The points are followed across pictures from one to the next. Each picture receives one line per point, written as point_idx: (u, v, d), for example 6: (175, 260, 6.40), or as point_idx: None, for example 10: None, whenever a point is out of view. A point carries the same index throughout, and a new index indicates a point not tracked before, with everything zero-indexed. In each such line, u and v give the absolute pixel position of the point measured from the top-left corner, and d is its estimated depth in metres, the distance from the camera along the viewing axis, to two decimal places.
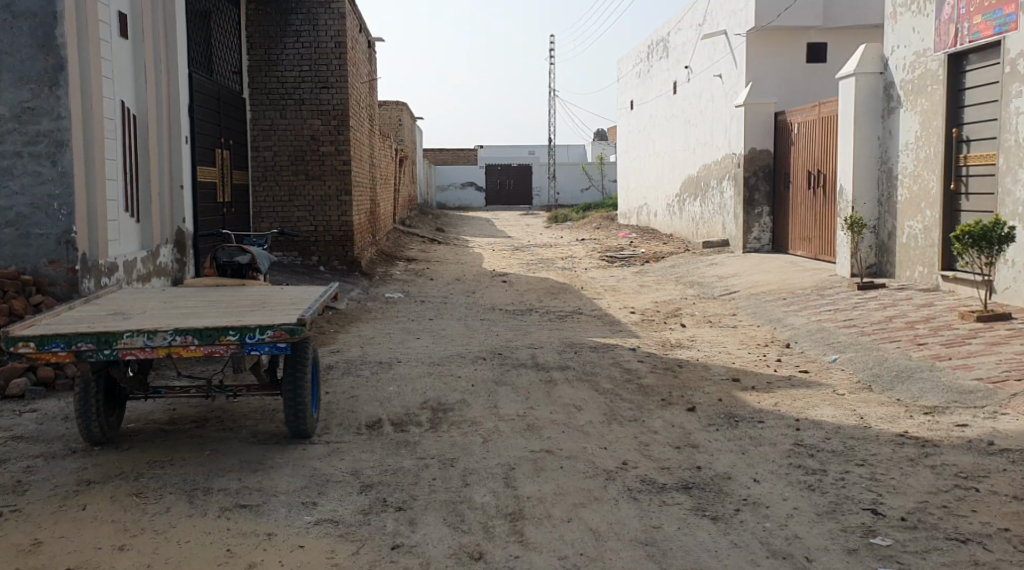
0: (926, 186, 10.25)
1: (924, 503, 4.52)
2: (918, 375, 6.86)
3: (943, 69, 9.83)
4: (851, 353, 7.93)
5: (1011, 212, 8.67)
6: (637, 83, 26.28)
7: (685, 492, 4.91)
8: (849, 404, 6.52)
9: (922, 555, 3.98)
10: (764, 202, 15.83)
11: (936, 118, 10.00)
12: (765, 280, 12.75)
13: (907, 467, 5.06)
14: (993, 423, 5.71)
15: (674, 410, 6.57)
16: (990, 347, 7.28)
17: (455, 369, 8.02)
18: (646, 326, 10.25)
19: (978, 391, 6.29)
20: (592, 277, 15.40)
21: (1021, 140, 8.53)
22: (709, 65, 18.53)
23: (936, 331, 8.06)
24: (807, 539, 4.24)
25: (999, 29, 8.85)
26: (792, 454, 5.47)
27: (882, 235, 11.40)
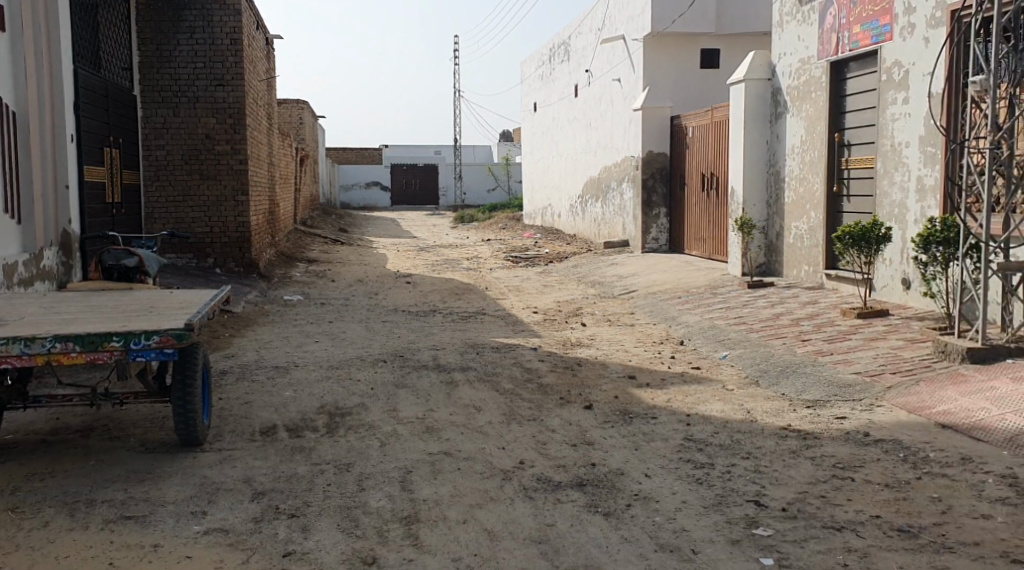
0: (811, 188, 10.69)
1: (803, 494, 4.72)
2: (802, 370, 7.16)
3: (826, 76, 10.27)
4: (740, 350, 8.20)
5: (888, 214, 9.12)
6: (540, 85, 26.55)
7: (578, 490, 4.99)
8: (737, 399, 6.75)
9: (800, 544, 4.15)
10: (661, 204, 16.26)
11: (820, 123, 10.44)
12: (662, 280, 13.07)
13: (789, 460, 5.27)
14: (870, 415, 6.00)
15: (572, 409, 6.68)
16: (868, 342, 7.65)
17: (354, 372, 7.95)
18: (547, 326, 10.37)
19: (856, 385, 6.61)
20: (496, 277, 15.48)
21: (896, 144, 8.97)
22: (609, 69, 18.86)
23: (820, 328, 8.41)
24: (694, 532, 4.37)
25: (875, 39, 9.29)
26: (682, 449, 5.63)
27: (771, 235, 11.84)
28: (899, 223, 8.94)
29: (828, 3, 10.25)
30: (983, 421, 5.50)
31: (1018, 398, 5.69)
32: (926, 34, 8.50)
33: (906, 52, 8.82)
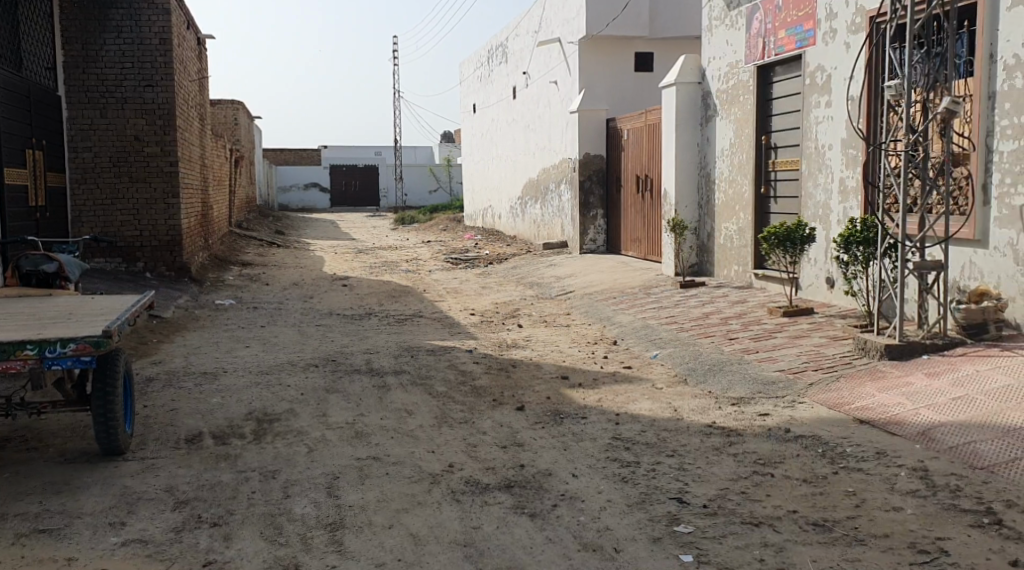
0: (740, 189, 10.90)
1: (724, 491, 4.82)
2: (729, 368, 7.30)
3: (753, 80, 10.48)
4: (671, 349, 8.32)
5: (812, 215, 9.35)
6: (478, 87, 26.58)
7: (505, 492, 5.01)
8: (666, 398, 6.86)
9: (719, 540, 4.23)
10: (599, 206, 16.38)
11: (747, 126, 10.66)
12: (598, 280, 13.19)
13: (713, 457, 5.37)
14: (791, 411, 6.15)
15: (504, 410, 6.70)
16: (792, 340, 7.83)
17: (284, 377, 7.85)
18: (483, 328, 10.37)
19: (779, 382, 6.76)
20: (433, 279, 15.44)
21: (820, 147, 9.20)
22: (545, 71, 18.97)
23: (748, 327, 8.59)
24: (617, 530, 4.43)
25: (799, 44, 9.49)
26: (610, 448, 5.69)
27: (702, 236, 12.04)
28: (822, 223, 9.17)
29: (755, 9, 10.45)
30: (898, 416, 5.68)
31: (931, 393, 5.87)
32: (847, 39, 8.72)
33: (828, 56, 9.04)
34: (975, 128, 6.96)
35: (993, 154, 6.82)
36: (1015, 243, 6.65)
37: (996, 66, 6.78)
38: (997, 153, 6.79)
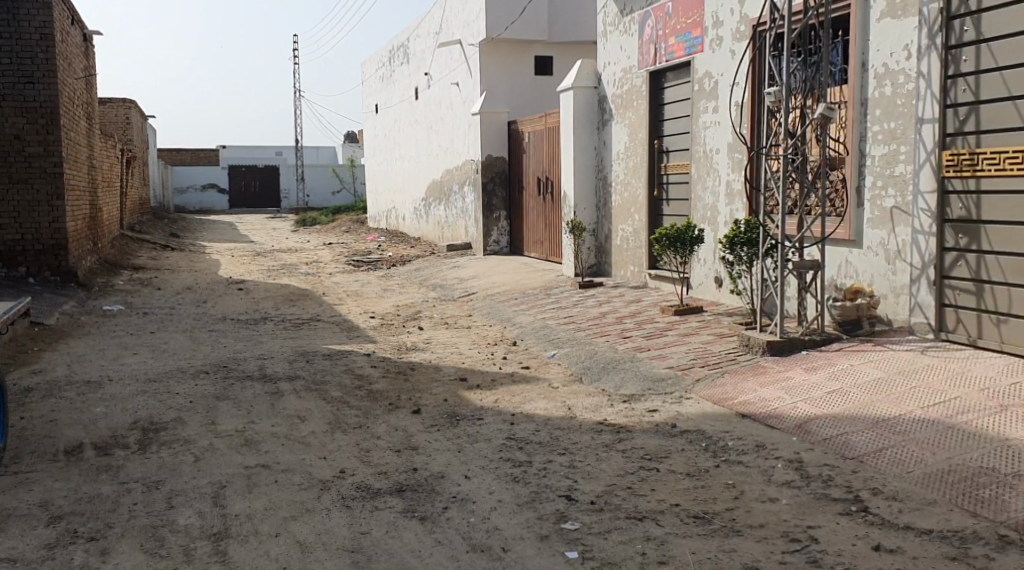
0: (635, 191, 11.14)
1: (611, 486, 4.92)
2: (621, 367, 7.45)
3: (646, 85, 10.72)
4: (567, 349, 8.43)
5: (702, 216, 9.63)
6: (380, 87, 26.38)
7: (396, 495, 4.98)
8: (561, 397, 6.95)
9: (604, 535, 4.32)
10: (501, 207, 16.46)
11: (641, 130, 10.90)
12: (499, 282, 13.26)
13: (602, 454, 5.47)
14: (678, 407, 6.33)
15: (399, 414, 6.66)
16: (682, 338, 8.05)
17: (173, 385, 7.63)
18: (383, 331, 10.31)
19: (668, 378, 6.95)
20: (334, 282, 15.23)
21: (708, 151, 9.48)
22: (446, 73, 18.97)
23: (641, 325, 8.79)
24: (505, 530, 4.46)
25: (688, 51, 9.75)
26: (503, 448, 5.74)
27: (600, 237, 12.24)
28: (711, 224, 9.46)
29: (647, 15, 10.68)
30: (778, 410, 5.90)
31: (809, 387, 6.14)
32: (732, 47, 9.01)
33: (715, 63, 9.33)
34: (850, 133, 7.29)
35: (865, 158, 7.16)
36: (886, 243, 6.99)
37: (867, 74, 7.12)
38: (869, 157, 7.12)
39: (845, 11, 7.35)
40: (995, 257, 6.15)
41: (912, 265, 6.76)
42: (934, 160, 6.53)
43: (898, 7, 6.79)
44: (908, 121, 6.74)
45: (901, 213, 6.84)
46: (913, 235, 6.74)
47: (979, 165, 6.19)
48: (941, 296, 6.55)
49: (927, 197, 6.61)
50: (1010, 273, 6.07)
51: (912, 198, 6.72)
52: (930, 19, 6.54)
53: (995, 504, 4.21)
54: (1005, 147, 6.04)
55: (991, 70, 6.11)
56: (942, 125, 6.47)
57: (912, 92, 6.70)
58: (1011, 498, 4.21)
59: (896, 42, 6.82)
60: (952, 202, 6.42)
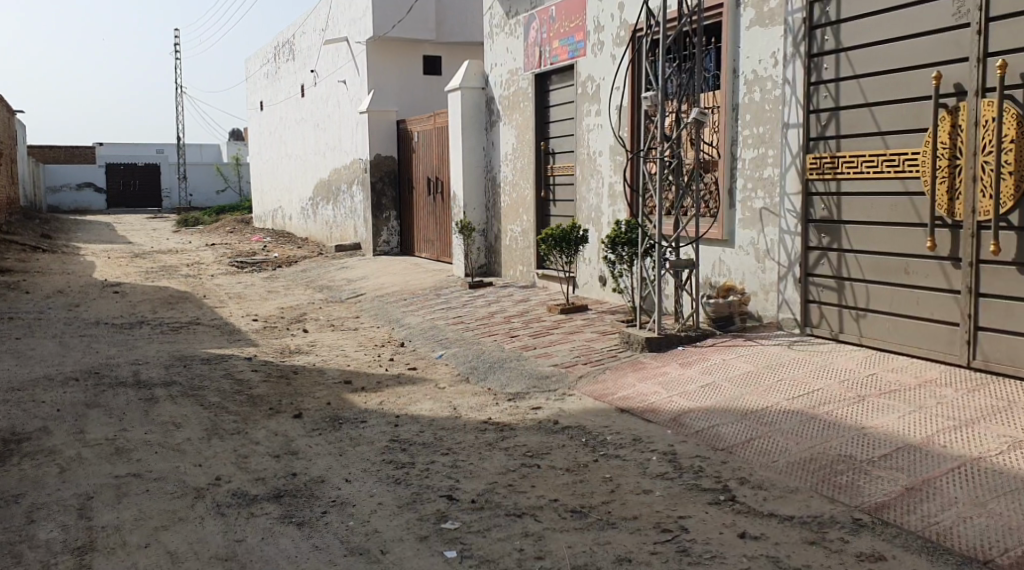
0: (522, 192, 11.25)
1: (492, 484, 4.96)
2: (507, 365, 7.51)
3: (531, 87, 10.85)
4: (454, 349, 8.44)
5: (587, 217, 9.80)
6: (265, 84, 25.79)
7: (274, 501, 4.89)
8: (447, 397, 6.95)
9: (483, 533, 4.35)
10: (390, 207, 16.33)
11: (528, 132, 11.02)
12: (388, 282, 13.16)
13: (485, 453, 5.51)
14: (561, 404, 6.43)
15: (280, 418, 6.53)
16: (566, 336, 8.18)
17: (39, 394, 7.26)
18: (266, 334, 10.07)
19: (552, 376, 7.05)
20: (216, 284, 14.77)
21: (592, 153, 9.66)
22: (334, 71, 18.68)
23: (528, 324, 8.88)
24: (385, 532, 4.44)
25: (571, 54, 9.91)
26: (386, 450, 5.70)
27: (490, 237, 12.31)
28: (595, 224, 9.65)
29: (531, 18, 10.80)
30: (655, 404, 6.07)
31: (685, 381, 6.34)
32: (612, 51, 9.21)
33: (596, 67, 9.52)
34: (722, 137, 7.58)
35: (737, 162, 7.45)
36: (756, 242, 7.30)
37: (738, 80, 7.42)
38: (740, 160, 7.42)
39: (718, 19, 7.64)
40: (854, 255, 6.47)
41: (780, 263, 7.08)
42: (799, 163, 6.84)
43: (766, 16, 7.09)
44: (775, 125, 7.05)
45: (770, 214, 7.14)
46: (780, 235, 7.05)
47: (839, 168, 6.51)
48: (806, 292, 6.88)
49: (793, 199, 6.92)
50: (868, 270, 6.38)
51: (779, 199, 7.04)
52: (794, 28, 6.85)
53: (851, 490, 4.44)
54: (861, 151, 6.35)
55: (849, 78, 6.43)
56: (806, 130, 6.79)
57: (779, 97, 7.01)
58: (865, 483, 4.45)
59: (764, 49, 7.12)
60: (815, 203, 6.74)
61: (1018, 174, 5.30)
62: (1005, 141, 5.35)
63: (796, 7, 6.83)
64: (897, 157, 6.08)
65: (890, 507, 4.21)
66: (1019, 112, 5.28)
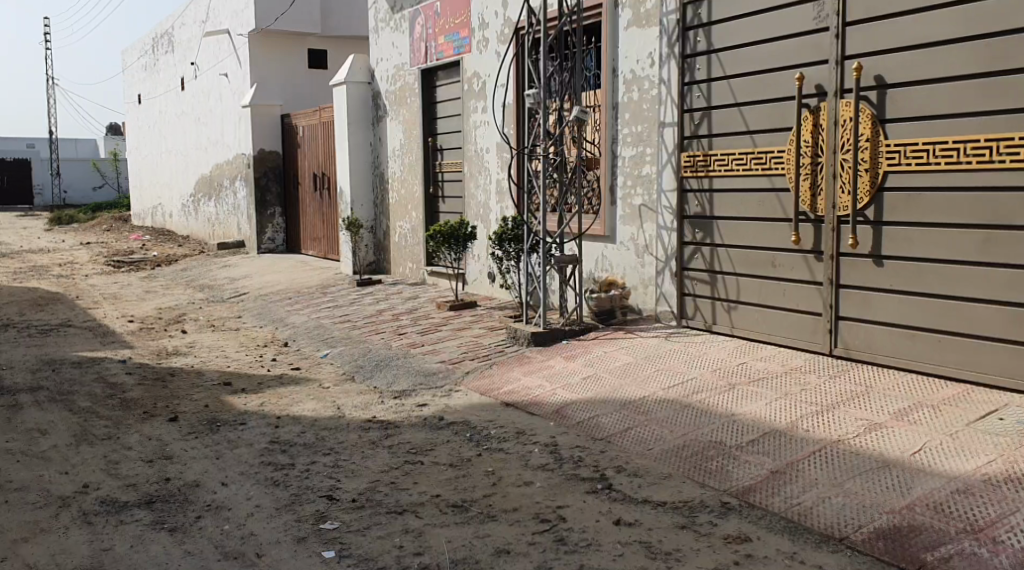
0: (410, 189, 11.19)
1: (374, 483, 4.93)
2: (393, 363, 7.46)
3: (417, 82, 10.80)
4: (339, 348, 8.32)
5: (475, 214, 9.84)
6: (142, 76, 24.83)
7: (145, 508, 4.72)
8: (330, 396, 6.85)
9: (362, 532, 4.32)
10: (275, 203, 16.00)
11: (415, 128, 10.96)
12: (273, 281, 12.89)
13: (367, 451, 5.47)
14: (446, 400, 6.43)
15: (155, 422, 6.30)
16: (453, 333, 8.19)
17: None
18: (142, 335, 9.70)
19: (438, 373, 7.04)
20: (89, 284, 14.14)
21: (479, 150, 9.69)
22: (215, 64, 18.15)
23: (415, 322, 8.84)
24: (262, 535, 4.34)
25: (456, 51, 9.92)
26: (265, 452, 5.58)
27: (378, 234, 12.19)
28: (484, 221, 9.69)
29: (416, 13, 10.75)
30: (539, 397, 6.16)
31: (568, 374, 6.44)
32: (497, 48, 9.26)
33: (481, 64, 9.55)
34: (603, 136, 7.75)
35: (617, 159, 7.63)
36: (636, 238, 7.49)
37: (617, 80, 7.59)
38: (620, 158, 7.60)
39: (597, 19, 7.79)
40: (726, 250, 6.71)
41: (658, 258, 7.28)
42: (675, 160, 7.05)
43: (643, 17, 7.27)
44: (652, 124, 7.25)
45: (648, 210, 7.33)
46: (657, 231, 7.26)
47: (712, 166, 6.75)
48: (682, 286, 7.11)
49: (669, 195, 7.12)
50: (738, 264, 6.62)
51: (657, 196, 7.24)
52: (669, 29, 7.05)
53: (720, 474, 4.61)
54: (731, 149, 6.59)
55: (720, 78, 6.66)
56: (680, 129, 7.00)
57: (655, 97, 7.20)
58: (734, 468, 4.63)
59: (641, 49, 7.30)
60: (690, 200, 6.96)
61: (873, 170, 5.60)
62: (861, 140, 5.64)
63: (670, 8, 7.03)
64: (764, 156, 6.34)
65: (756, 490, 4.39)
66: (873, 112, 5.58)
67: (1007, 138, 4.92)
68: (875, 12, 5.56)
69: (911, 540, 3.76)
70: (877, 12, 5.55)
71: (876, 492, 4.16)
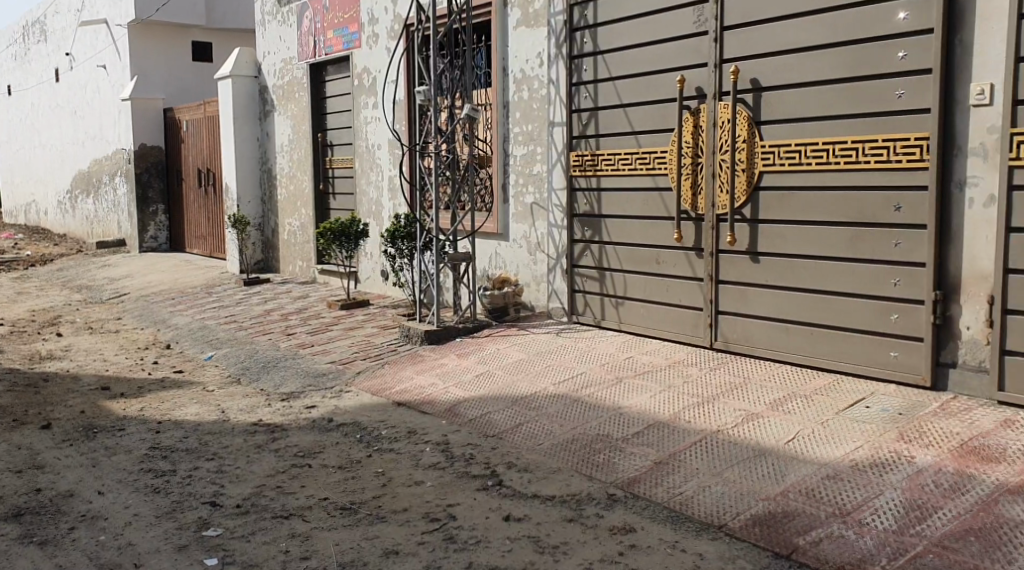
0: (300, 186, 10.98)
1: (260, 487, 4.82)
2: (281, 364, 7.31)
3: (305, 78, 10.60)
4: (225, 350, 8.09)
5: (366, 211, 9.74)
6: (12, 66, 23.52)
7: (13, 521, 4.48)
8: (215, 400, 6.66)
9: (247, 538, 4.22)
10: (158, 200, 15.48)
11: (303, 123, 10.76)
12: (156, 280, 12.44)
13: (254, 455, 5.34)
14: (336, 401, 6.34)
15: (25, 431, 5.99)
16: (343, 332, 8.08)
17: None
18: (13, 339, 9.19)
19: (329, 373, 6.94)
20: None
21: (370, 146, 9.59)
22: (92, 54, 17.37)
23: (305, 322, 8.69)
24: (140, 544, 4.19)
25: (346, 46, 9.79)
26: (144, 459, 5.38)
27: (266, 232, 11.92)
28: (375, 219, 9.59)
29: (304, 7, 10.56)
30: (430, 396, 6.14)
31: (459, 372, 6.45)
32: (387, 44, 9.18)
33: (371, 59, 9.45)
34: (494, 134, 7.79)
35: (509, 158, 7.68)
36: (527, 235, 7.57)
37: (507, 79, 7.65)
38: (511, 157, 7.66)
39: (487, 17, 7.82)
40: (614, 248, 6.84)
41: (549, 255, 7.38)
42: (564, 160, 7.15)
43: (531, 17, 7.35)
44: (542, 123, 7.34)
45: (540, 208, 7.42)
46: (549, 229, 7.35)
47: (599, 165, 6.88)
48: (573, 282, 7.21)
49: (560, 194, 7.23)
50: (625, 261, 6.76)
51: (547, 194, 7.33)
52: (557, 30, 7.14)
53: (606, 467, 4.70)
54: (617, 150, 6.73)
55: (607, 79, 6.79)
56: (569, 128, 7.10)
57: (545, 97, 7.29)
58: (620, 460, 4.73)
59: (530, 49, 7.38)
60: (579, 199, 7.08)
61: (750, 171, 5.81)
62: (738, 141, 5.85)
63: (558, 9, 7.12)
64: (648, 156, 6.49)
65: (641, 481, 4.49)
66: (749, 115, 5.79)
67: (871, 140, 5.18)
68: (750, 17, 5.77)
69: (785, 525, 3.92)
70: (751, 18, 5.76)
71: (752, 480, 4.32)
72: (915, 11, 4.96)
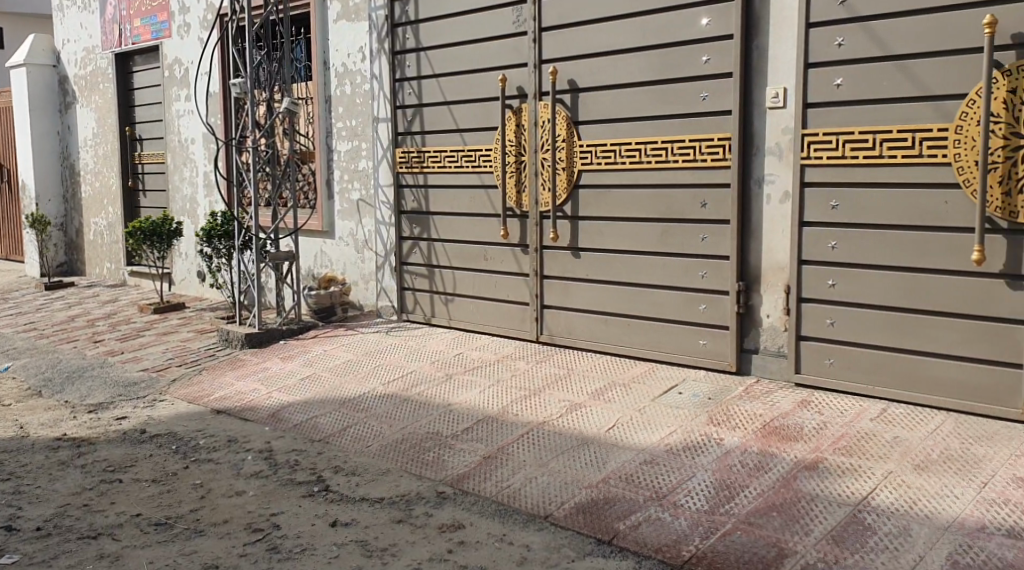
0: (106, 182, 10.30)
1: (63, 507, 4.49)
2: (88, 374, 6.84)
3: (110, 68, 9.97)
4: (24, 360, 7.41)
5: (180, 209, 9.27)
6: None
7: None
8: (11, 415, 6.13)
9: (49, 562, 3.91)
10: None
11: (109, 115, 10.11)
12: None
13: (57, 473, 4.97)
14: (149, 411, 6.00)
15: None
16: (158, 337, 7.68)
17: None
18: None
19: (142, 382, 6.56)
20: None
21: (183, 140, 9.14)
22: None
23: (115, 327, 8.18)
24: None
25: (155, 35, 9.28)
26: None
27: (70, 232, 11.13)
28: (191, 217, 9.15)
29: None
30: (253, 401, 5.93)
31: (284, 375, 6.27)
32: (200, 34, 8.77)
33: (183, 50, 8.99)
34: (317, 128, 7.62)
35: (333, 154, 7.54)
36: (354, 233, 7.45)
37: (329, 72, 7.49)
38: (336, 152, 7.52)
39: (305, 10, 7.63)
40: (441, 244, 6.85)
41: (376, 253, 7.31)
42: (390, 156, 7.09)
43: (351, 11, 7.24)
44: (366, 119, 7.24)
45: (366, 205, 7.33)
46: (376, 226, 7.27)
47: (425, 162, 6.86)
48: (402, 280, 7.16)
49: (386, 190, 7.16)
50: (453, 258, 6.79)
51: (373, 191, 7.25)
52: (378, 25, 7.06)
53: (435, 465, 4.70)
54: (443, 147, 6.74)
55: (430, 77, 6.78)
56: (394, 124, 7.04)
57: (368, 92, 7.19)
58: (448, 457, 4.74)
59: (351, 45, 7.27)
60: (406, 196, 7.04)
61: (569, 169, 5.96)
62: (558, 140, 5.98)
63: (378, 4, 7.04)
64: (473, 153, 6.53)
65: (469, 477, 4.52)
66: (568, 115, 5.94)
67: (679, 140, 5.43)
68: (566, 19, 5.91)
69: (606, 510, 4.05)
70: (567, 19, 5.90)
71: (575, 468, 4.45)
72: (716, 18, 5.23)
